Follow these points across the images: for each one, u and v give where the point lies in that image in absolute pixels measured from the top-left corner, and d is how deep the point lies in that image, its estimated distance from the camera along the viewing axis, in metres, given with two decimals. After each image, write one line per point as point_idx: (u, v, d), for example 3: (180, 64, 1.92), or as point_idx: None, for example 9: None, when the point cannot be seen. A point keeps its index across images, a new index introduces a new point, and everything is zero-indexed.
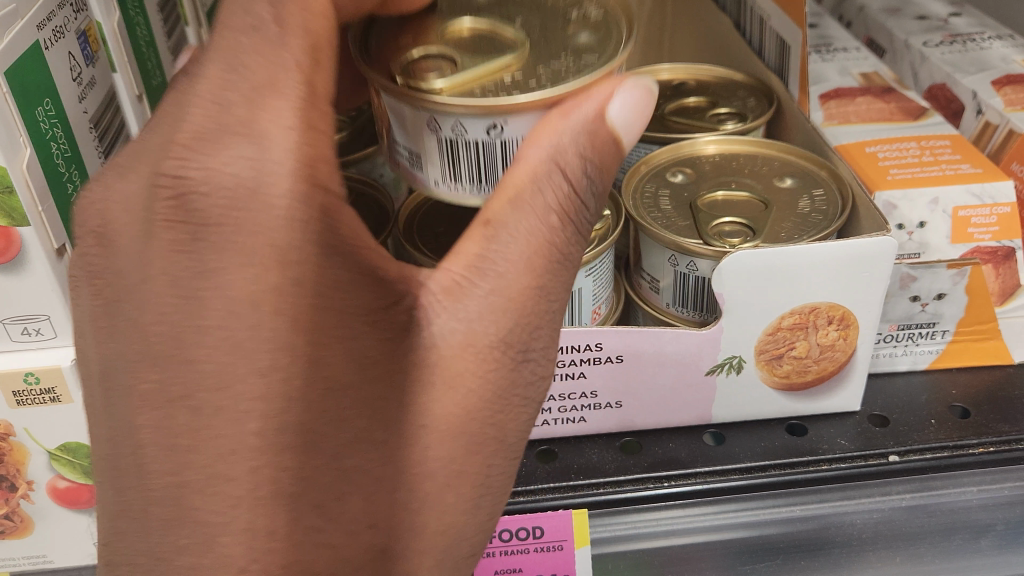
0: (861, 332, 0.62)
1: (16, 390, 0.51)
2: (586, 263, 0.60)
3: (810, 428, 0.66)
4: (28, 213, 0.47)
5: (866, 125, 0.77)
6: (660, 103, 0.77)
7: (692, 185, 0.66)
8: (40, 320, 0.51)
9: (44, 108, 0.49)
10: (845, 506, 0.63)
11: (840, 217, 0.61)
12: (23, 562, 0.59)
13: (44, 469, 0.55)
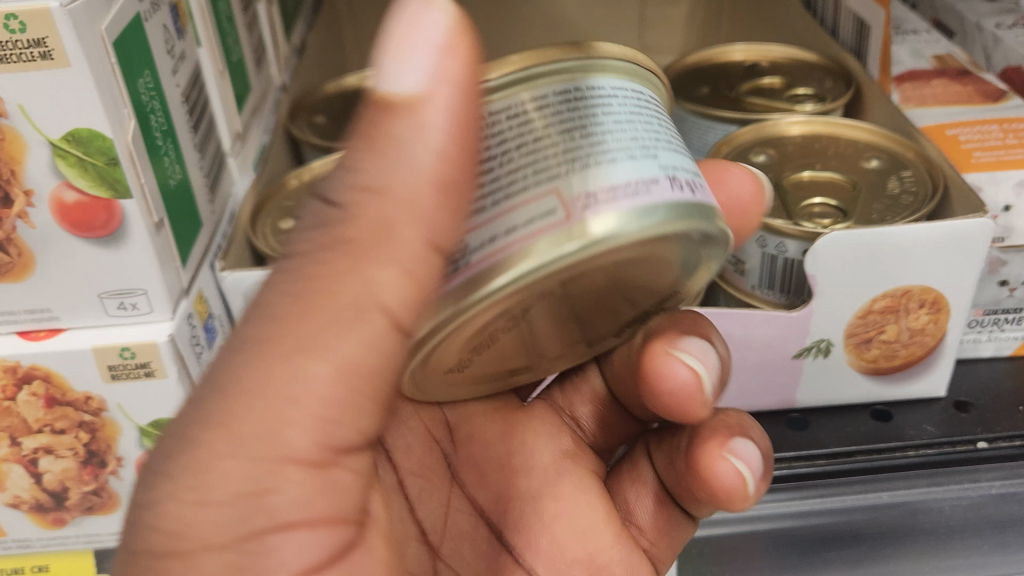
0: (952, 316, 0.61)
1: (112, 364, 0.51)
2: None
3: (894, 414, 0.65)
4: (131, 184, 0.47)
5: (946, 108, 0.72)
6: (735, 84, 0.77)
7: (776, 165, 0.65)
8: (136, 294, 0.50)
9: (144, 80, 0.49)
10: (933, 492, 0.62)
11: (931, 200, 0.60)
12: (109, 538, 0.59)
13: (135, 445, 0.55)
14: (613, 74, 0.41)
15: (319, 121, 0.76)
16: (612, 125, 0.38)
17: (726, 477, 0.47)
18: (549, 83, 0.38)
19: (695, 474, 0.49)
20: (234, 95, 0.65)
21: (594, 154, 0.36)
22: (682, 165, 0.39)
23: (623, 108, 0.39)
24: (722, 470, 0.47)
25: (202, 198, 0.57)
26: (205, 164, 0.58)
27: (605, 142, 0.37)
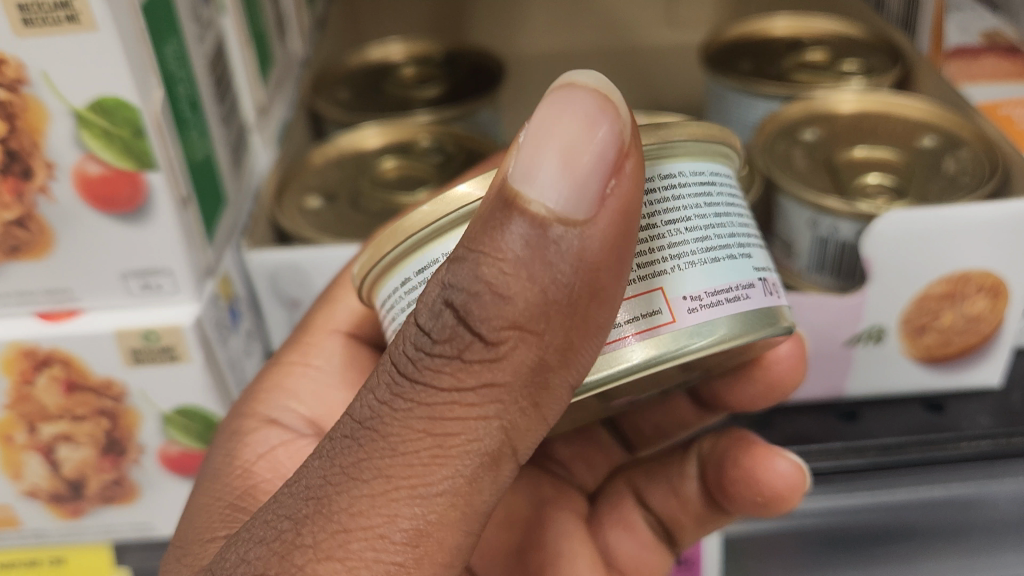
0: (1011, 304, 0.58)
1: (136, 348, 0.48)
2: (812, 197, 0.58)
3: (947, 404, 0.63)
4: (157, 157, 0.44)
5: (996, 85, 0.67)
6: (778, 59, 0.75)
7: (827, 142, 0.63)
8: (161, 275, 0.47)
9: (172, 48, 0.46)
10: (988, 485, 0.58)
11: (991, 179, 0.57)
12: (129, 529, 0.56)
13: (156, 433, 0.52)
14: (711, 158, 0.38)
15: (343, 96, 0.73)
16: (709, 222, 0.36)
17: (781, 478, 0.47)
18: (657, 167, 0.35)
19: (741, 475, 0.48)
20: (258, 67, 0.62)
21: (696, 258, 0.35)
22: (763, 268, 0.38)
23: (719, 203, 0.37)
24: (780, 469, 0.47)
25: (228, 175, 0.54)
26: (231, 138, 0.56)
27: (701, 243, 0.35)
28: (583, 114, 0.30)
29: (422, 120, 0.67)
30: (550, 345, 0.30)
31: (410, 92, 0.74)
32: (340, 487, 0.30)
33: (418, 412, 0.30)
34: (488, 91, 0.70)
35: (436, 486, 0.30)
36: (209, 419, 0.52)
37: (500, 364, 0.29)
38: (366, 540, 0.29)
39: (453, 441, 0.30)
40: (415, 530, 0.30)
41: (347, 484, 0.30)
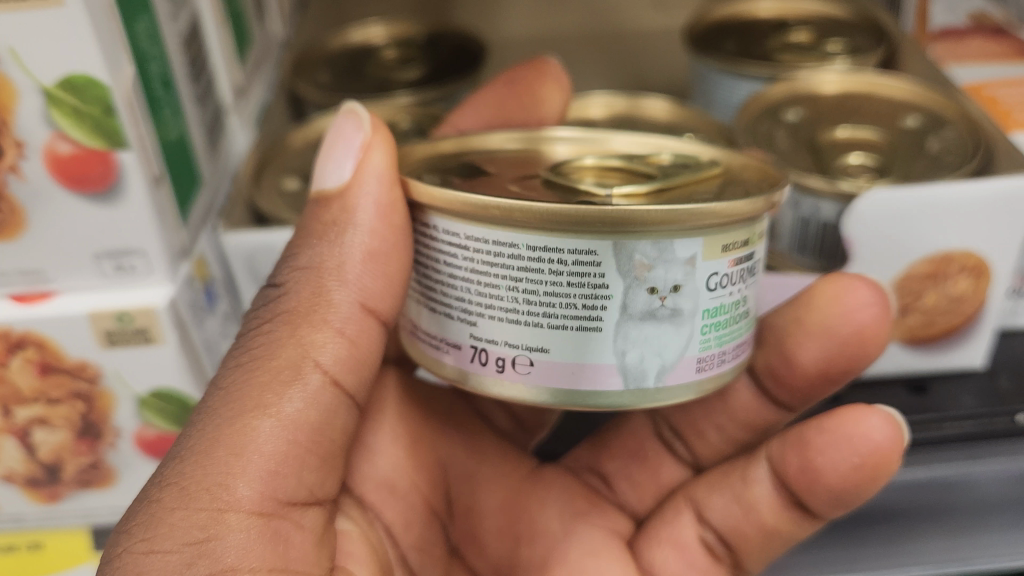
0: (994, 283, 0.58)
1: (110, 330, 0.48)
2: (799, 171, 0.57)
3: (931, 385, 0.63)
4: (129, 135, 0.43)
5: (982, 64, 0.67)
6: (762, 39, 0.74)
7: (809, 122, 0.63)
8: (135, 256, 0.47)
9: (144, 25, 0.46)
10: (973, 467, 0.57)
11: (975, 157, 0.57)
12: (107, 513, 0.56)
13: (132, 416, 0.52)
14: (701, 235, 0.36)
15: (323, 78, 0.72)
16: (594, 304, 0.36)
17: (873, 432, 0.43)
18: (551, 240, 0.35)
19: (824, 443, 0.44)
20: (235, 48, 0.62)
21: (620, 326, 0.36)
22: (722, 342, 0.39)
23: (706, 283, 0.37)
24: (870, 422, 0.43)
25: (203, 156, 0.54)
26: (206, 118, 0.55)
27: (573, 320, 0.36)
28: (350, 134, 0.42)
29: (400, 102, 0.66)
30: (337, 280, 0.40)
31: (392, 73, 0.73)
32: (190, 423, 0.37)
33: (246, 356, 0.39)
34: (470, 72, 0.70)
35: (260, 402, 0.37)
36: (186, 402, 0.51)
37: (287, 299, 0.40)
38: (199, 460, 0.36)
39: (261, 362, 0.38)
40: (258, 448, 0.36)
41: (193, 420, 0.37)
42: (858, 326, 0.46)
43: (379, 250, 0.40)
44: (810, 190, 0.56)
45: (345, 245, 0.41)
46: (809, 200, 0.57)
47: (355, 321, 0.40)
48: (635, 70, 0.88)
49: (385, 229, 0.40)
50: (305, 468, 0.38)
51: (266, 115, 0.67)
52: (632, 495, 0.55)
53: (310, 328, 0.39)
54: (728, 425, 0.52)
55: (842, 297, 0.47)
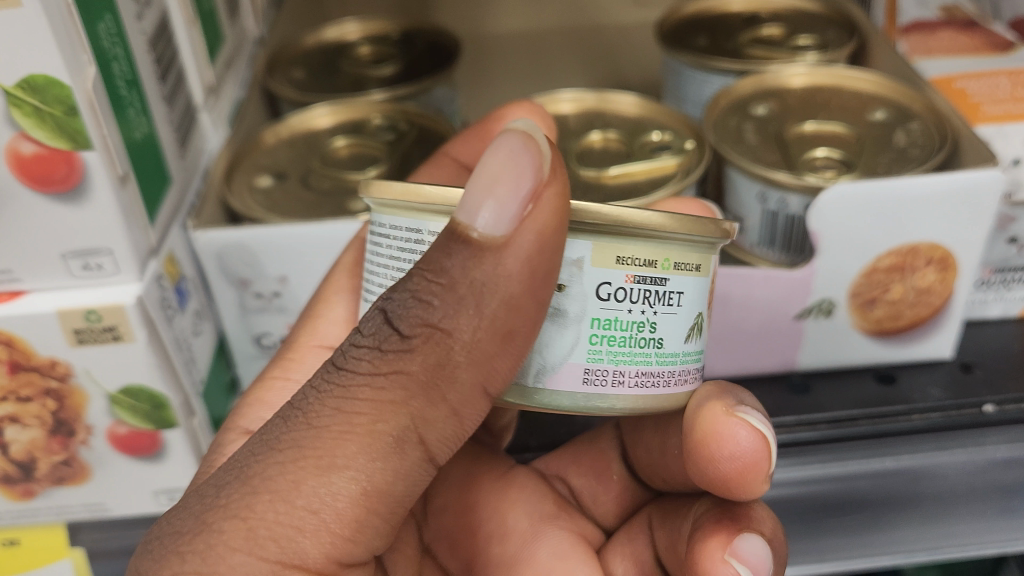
0: (960, 275, 0.58)
1: (78, 328, 0.48)
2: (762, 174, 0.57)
3: (899, 376, 0.63)
4: (92, 136, 0.44)
5: (951, 58, 0.68)
6: (734, 35, 0.75)
7: (777, 117, 0.64)
8: (102, 255, 0.47)
9: (106, 25, 0.46)
10: (938, 457, 0.57)
11: (940, 150, 0.57)
12: (82, 510, 0.56)
13: (104, 414, 0.52)
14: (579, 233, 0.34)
15: (298, 76, 0.73)
16: None
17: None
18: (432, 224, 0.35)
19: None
20: (205, 47, 0.62)
21: None
22: (619, 359, 0.36)
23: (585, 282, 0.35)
24: (724, 569, 0.38)
25: (171, 154, 0.54)
26: (174, 117, 0.55)
27: None
28: (520, 166, 0.33)
29: (375, 98, 0.67)
30: (468, 355, 0.33)
31: (365, 70, 0.74)
32: (266, 454, 0.33)
33: None
34: (444, 69, 0.70)
35: (341, 462, 0.33)
36: (157, 398, 0.52)
37: None
38: (275, 504, 0.32)
39: (367, 422, 0.33)
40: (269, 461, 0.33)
41: (274, 451, 0.33)
42: (723, 473, 0.40)
43: (514, 330, 0.33)
44: (779, 186, 0.57)
45: (479, 313, 0.33)
46: (777, 195, 0.57)
47: (473, 403, 0.35)
48: (612, 65, 0.88)
49: (524, 297, 0.33)
50: (375, 532, 0.35)
51: (240, 113, 0.67)
52: (597, 509, 0.54)
53: (421, 402, 0.33)
54: (670, 479, 0.49)
55: (708, 441, 0.40)
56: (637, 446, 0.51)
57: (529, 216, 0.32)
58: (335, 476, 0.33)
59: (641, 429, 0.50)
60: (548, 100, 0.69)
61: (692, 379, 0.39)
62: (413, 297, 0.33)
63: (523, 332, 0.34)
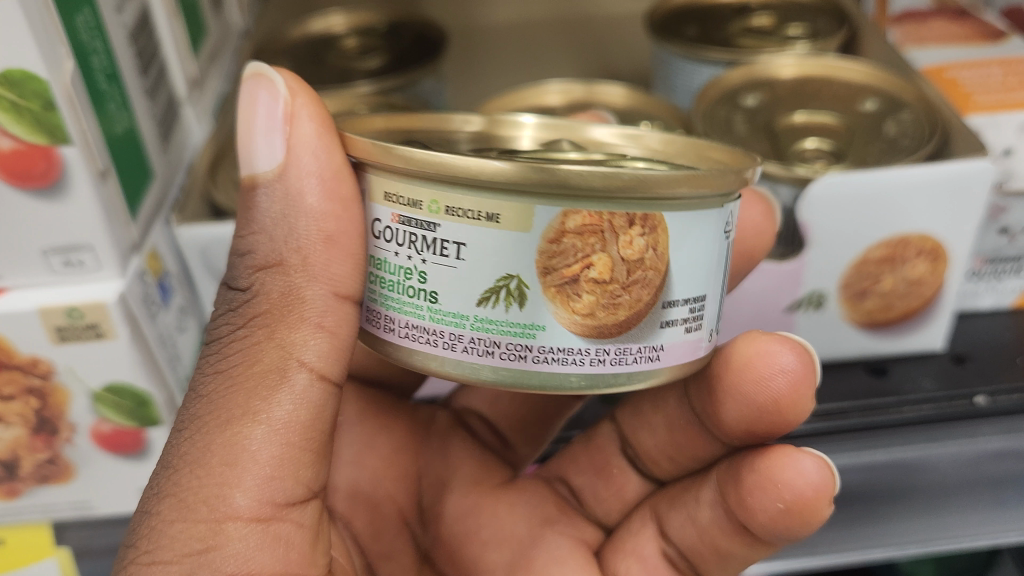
0: (951, 266, 0.58)
1: (60, 325, 0.48)
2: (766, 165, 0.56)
3: (890, 369, 0.63)
4: (71, 131, 0.43)
5: (942, 48, 0.67)
6: (724, 25, 0.74)
7: (767, 108, 0.63)
8: (82, 251, 0.47)
9: (85, 18, 0.45)
10: (931, 449, 0.56)
11: (932, 140, 0.57)
12: (67, 508, 0.56)
13: (88, 411, 0.51)
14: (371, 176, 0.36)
15: (284, 69, 0.72)
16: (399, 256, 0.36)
17: (805, 476, 0.40)
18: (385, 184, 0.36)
19: (756, 490, 0.42)
20: (188, 40, 0.61)
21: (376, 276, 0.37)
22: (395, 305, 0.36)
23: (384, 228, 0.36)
24: (801, 466, 0.41)
25: (153, 148, 0.54)
26: (157, 111, 0.55)
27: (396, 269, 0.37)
28: (268, 102, 0.38)
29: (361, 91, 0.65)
30: (306, 276, 0.37)
31: (352, 63, 0.73)
32: (176, 435, 0.37)
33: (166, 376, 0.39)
34: (432, 61, 0.70)
35: (239, 412, 0.36)
36: (141, 396, 0.51)
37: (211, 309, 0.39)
38: (193, 471, 0.35)
39: (241, 369, 0.36)
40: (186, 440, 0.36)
41: (178, 431, 0.36)
42: (773, 394, 0.42)
43: (338, 234, 0.37)
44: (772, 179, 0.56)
45: (297, 235, 0.37)
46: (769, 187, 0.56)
47: (335, 311, 0.37)
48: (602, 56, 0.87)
49: (335, 205, 0.37)
50: (302, 464, 0.37)
51: (224, 107, 0.67)
52: (600, 506, 0.53)
53: (286, 329, 0.37)
54: (678, 455, 0.49)
55: (753, 363, 0.42)
56: (640, 431, 0.51)
57: (292, 136, 0.37)
58: (239, 426, 0.35)
59: (643, 412, 0.50)
60: (537, 92, 0.68)
61: (530, 354, 0.35)
62: (239, 254, 0.38)
63: (350, 234, 0.37)
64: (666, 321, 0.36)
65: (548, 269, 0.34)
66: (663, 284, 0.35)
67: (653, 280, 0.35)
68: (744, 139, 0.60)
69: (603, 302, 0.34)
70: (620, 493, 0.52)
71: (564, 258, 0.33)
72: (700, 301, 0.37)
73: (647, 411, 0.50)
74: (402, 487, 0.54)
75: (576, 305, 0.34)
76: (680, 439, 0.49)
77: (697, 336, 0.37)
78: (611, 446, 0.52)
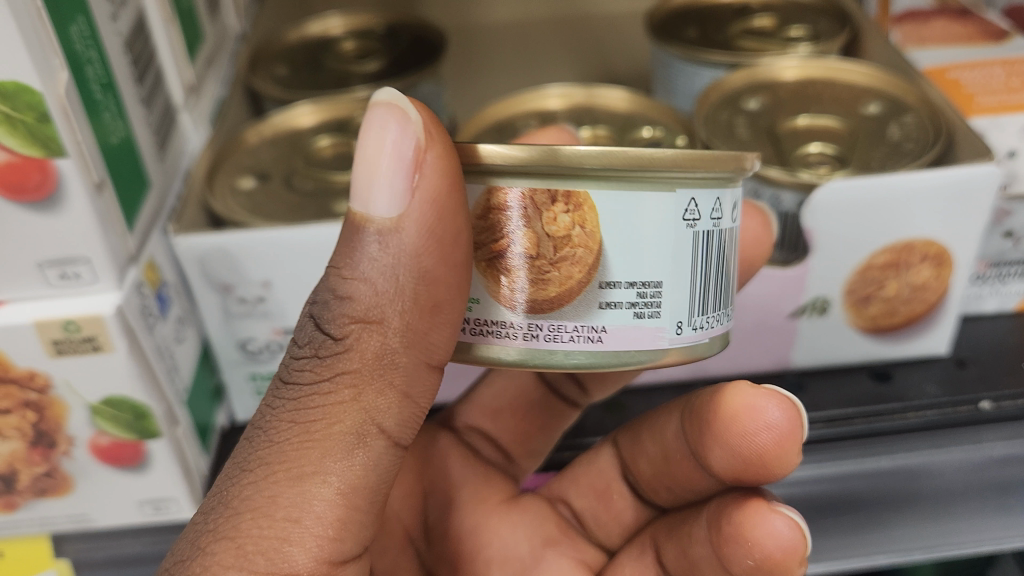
0: (955, 270, 0.57)
1: (56, 339, 0.47)
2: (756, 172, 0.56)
3: (894, 374, 0.63)
4: (65, 143, 0.42)
5: (944, 49, 0.67)
6: (725, 26, 0.74)
7: (770, 112, 0.62)
8: (79, 264, 0.46)
9: (79, 27, 0.45)
10: (935, 455, 0.57)
11: (936, 144, 0.56)
12: (65, 521, 0.55)
13: (85, 424, 0.51)
14: None
15: (280, 73, 0.71)
16: None
17: (775, 536, 0.39)
18: None
19: (731, 542, 0.40)
20: (184, 45, 0.61)
21: None
22: None
23: None
24: (772, 525, 0.39)
25: (149, 157, 0.53)
26: (153, 119, 0.54)
27: None
28: (398, 136, 0.34)
29: (359, 96, 0.65)
30: (401, 339, 0.34)
31: (349, 67, 0.72)
32: (237, 476, 0.34)
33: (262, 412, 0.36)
34: (430, 63, 0.69)
35: (310, 469, 0.34)
36: (139, 408, 0.51)
37: (343, 352, 0.34)
38: (257, 518, 0.33)
39: (322, 427, 0.34)
40: (269, 490, 0.33)
41: (246, 473, 0.34)
42: (757, 447, 0.40)
43: (441, 300, 0.34)
44: (776, 185, 0.55)
45: (399, 295, 0.34)
46: (772, 192, 0.56)
47: (421, 380, 0.36)
48: (601, 58, 0.87)
49: (447, 268, 0.34)
50: (361, 528, 0.35)
51: (221, 112, 0.66)
52: (601, 530, 0.53)
53: (371, 392, 0.34)
54: (675, 486, 0.48)
55: (740, 417, 0.40)
56: (640, 458, 0.50)
57: (419, 186, 0.33)
58: (314, 483, 0.33)
59: (640, 441, 0.50)
60: (536, 95, 0.68)
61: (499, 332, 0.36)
62: (335, 297, 0.34)
63: (453, 302, 0.35)
64: (604, 302, 0.35)
65: (479, 243, 0.36)
66: (596, 263, 0.34)
67: (583, 258, 0.34)
68: (748, 144, 0.59)
69: (529, 277, 0.35)
70: (619, 517, 0.53)
71: (491, 233, 0.35)
72: (653, 287, 0.35)
73: (642, 439, 0.49)
74: (408, 504, 0.53)
75: (504, 279, 0.35)
76: (677, 469, 0.47)
77: (701, 329, 0.37)
78: (612, 470, 0.53)
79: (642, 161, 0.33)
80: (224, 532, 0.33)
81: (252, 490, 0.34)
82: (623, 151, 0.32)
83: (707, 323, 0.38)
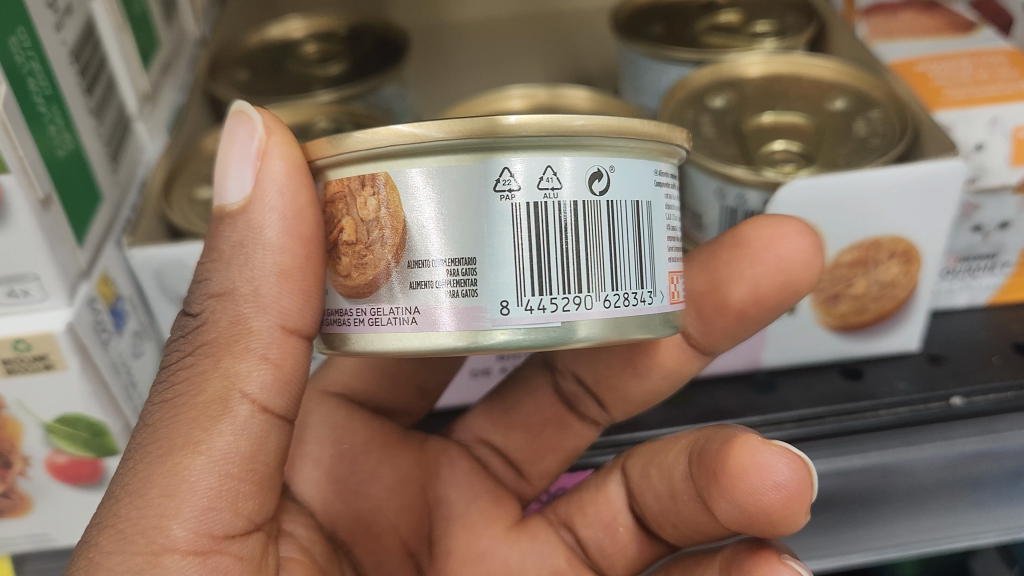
0: (925, 267, 0.57)
1: (6, 358, 0.46)
2: (720, 178, 0.55)
3: (865, 372, 0.62)
4: (6, 159, 0.41)
5: (912, 41, 0.67)
6: (691, 22, 0.74)
7: (735, 110, 0.62)
8: (27, 281, 0.45)
9: (18, 39, 0.43)
10: (908, 453, 0.55)
11: (902, 140, 0.55)
12: (25, 541, 0.54)
13: (41, 444, 0.50)
14: None
15: (242, 78, 0.70)
16: None
17: None
18: None
19: None
20: (138, 52, 0.60)
21: None
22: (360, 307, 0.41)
23: None
24: None
25: (100, 167, 0.52)
26: (105, 131, 0.53)
27: None
28: (244, 139, 0.40)
29: (320, 100, 0.64)
30: (254, 306, 0.39)
31: (312, 70, 0.71)
32: (122, 465, 0.37)
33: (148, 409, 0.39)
34: (393, 66, 0.68)
35: (187, 442, 0.36)
36: (96, 426, 0.50)
37: (206, 329, 0.38)
38: (133, 501, 0.35)
39: (188, 399, 0.37)
40: (149, 467, 0.36)
41: (126, 461, 0.37)
42: (764, 506, 0.38)
43: (292, 268, 0.39)
44: (741, 184, 0.54)
45: (251, 266, 0.39)
46: (737, 192, 0.55)
47: (280, 345, 0.39)
48: (572, 54, 0.86)
49: (293, 241, 0.39)
50: (242, 497, 0.37)
51: (180, 121, 0.65)
52: (605, 561, 0.50)
53: (231, 360, 0.38)
54: (682, 525, 0.46)
55: (747, 473, 0.38)
56: (646, 493, 0.48)
57: (260, 175, 0.39)
58: (193, 455, 0.36)
59: (649, 475, 0.47)
60: (500, 97, 0.67)
61: (380, 316, 0.37)
62: (196, 283, 0.40)
63: (304, 270, 0.39)
64: (415, 282, 0.36)
65: (330, 238, 0.39)
66: (403, 244, 0.36)
67: (390, 240, 0.36)
68: (714, 142, 0.59)
69: (354, 262, 0.38)
70: (624, 550, 0.50)
71: (330, 227, 0.39)
72: (465, 263, 0.35)
73: (652, 474, 0.47)
74: (406, 517, 0.54)
75: (337, 266, 0.39)
76: (684, 509, 0.45)
77: (547, 310, 0.35)
78: (620, 502, 0.50)
79: (555, 125, 0.34)
80: (109, 527, 0.35)
81: (136, 477, 0.36)
82: (538, 118, 0.34)
83: (557, 305, 0.35)
